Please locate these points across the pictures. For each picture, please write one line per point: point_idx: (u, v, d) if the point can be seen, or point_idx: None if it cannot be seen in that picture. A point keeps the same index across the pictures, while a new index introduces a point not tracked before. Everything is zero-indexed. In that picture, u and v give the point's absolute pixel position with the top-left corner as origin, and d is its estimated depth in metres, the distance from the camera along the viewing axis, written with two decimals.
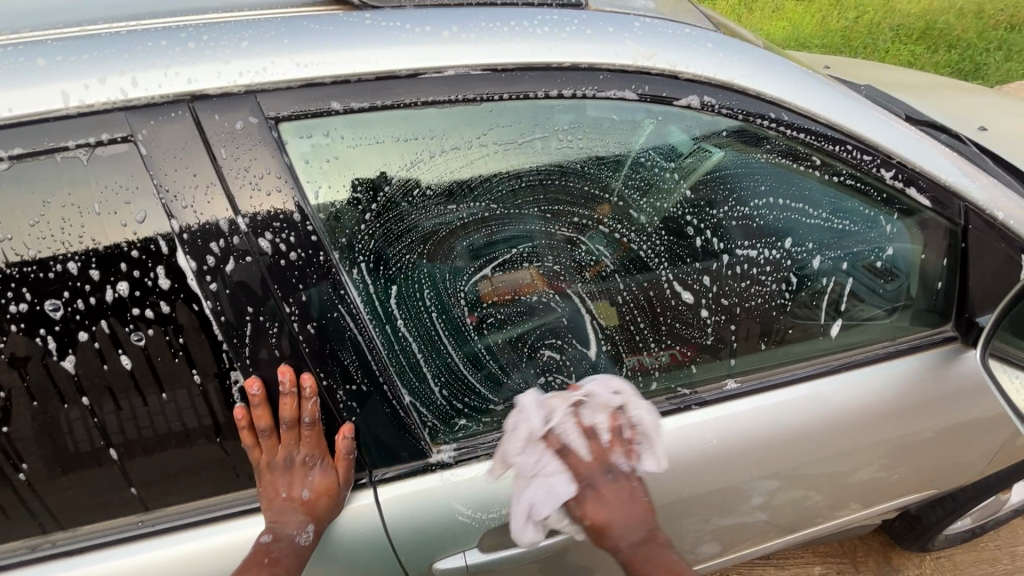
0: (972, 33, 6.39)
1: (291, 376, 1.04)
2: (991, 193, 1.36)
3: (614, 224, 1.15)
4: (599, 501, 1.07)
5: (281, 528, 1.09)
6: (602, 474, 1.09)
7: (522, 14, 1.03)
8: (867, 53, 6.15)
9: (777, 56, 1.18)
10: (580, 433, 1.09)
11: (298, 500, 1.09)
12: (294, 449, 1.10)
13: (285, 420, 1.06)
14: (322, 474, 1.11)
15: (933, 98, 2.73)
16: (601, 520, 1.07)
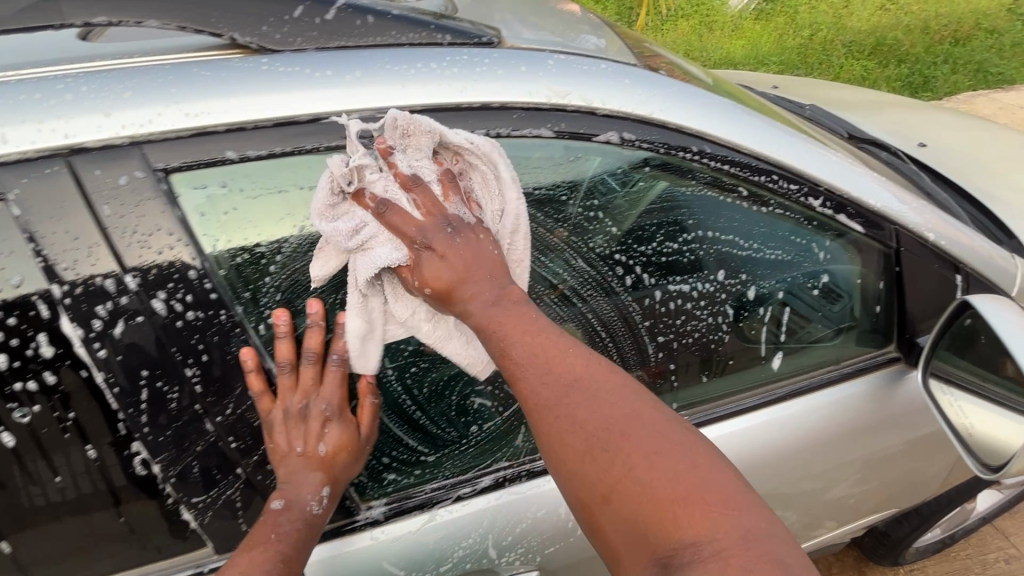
0: (920, 49, 6.66)
1: (320, 308, 0.97)
2: (922, 214, 1.37)
3: (541, 263, 1.11)
4: (431, 261, 0.94)
5: (294, 490, 0.99)
6: (439, 227, 0.95)
7: (430, 55, 1.00)
8: (821, 70, 6.35)
9: (696, 90, 1.18)
10: (400, 188, 0.94)
11: (312, 456, 1.00)
12: (314, 397, 0.99)
13: (310, 356, 0.98)
14: (342, 427, 1.01)
15: (878, 115, 2.80)
16: (443, 281, 0.93)
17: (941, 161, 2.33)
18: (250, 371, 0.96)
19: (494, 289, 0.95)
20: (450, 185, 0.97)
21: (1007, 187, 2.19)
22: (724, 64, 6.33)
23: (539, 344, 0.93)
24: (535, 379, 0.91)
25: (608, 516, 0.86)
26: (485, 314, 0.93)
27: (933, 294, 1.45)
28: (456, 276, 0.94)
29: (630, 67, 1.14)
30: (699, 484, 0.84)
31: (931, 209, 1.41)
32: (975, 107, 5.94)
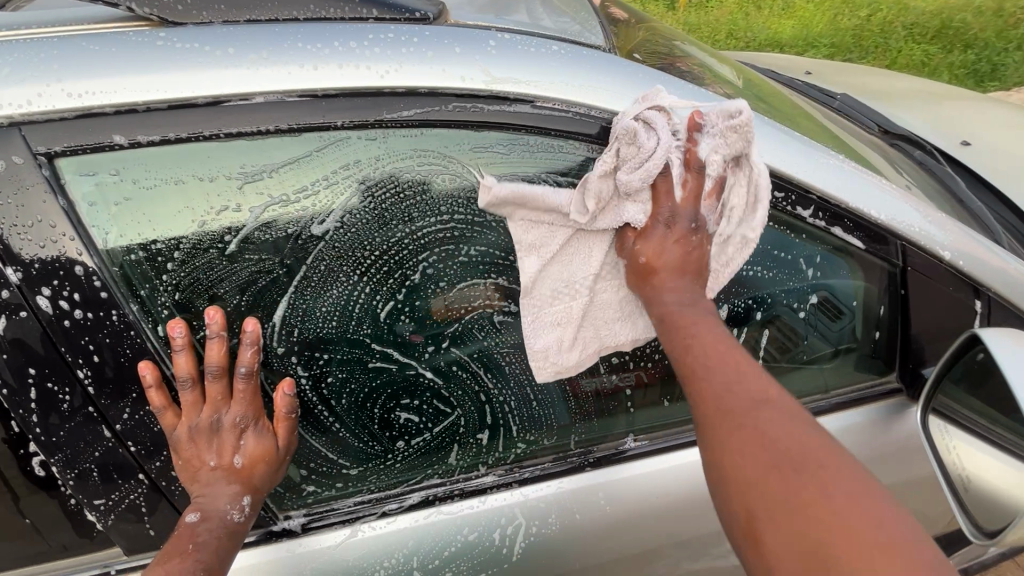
0: (991, 33, 6.06)
1: (222, 318, 0.90)
2: (937, 230, 1.19)
3: (475, 272, 1.00)
4: (661, 241, 1.01)
5: (209, 504, 0.93)
6: (687, 216, 1.00)
7: (352, 32, 0.89)
8: (878, 54, 5.86)
9: (667, 83, 1.04)
10: (682, 165, 0.98)
11: (227, 468, 0.95)
12: (226, 408, 0.93)
13: (214, 369, 0.91)
14: (258, 437, 0.96)
15: (921, 108, 2.53)
16: (659, 259, 1.01)
17: (985, 162, 2.07)
18: (148, 386, 0.88)
19: (681, 298, 1.01)
20: (718, 184, 1.00)
21: None
22: (770, 45, 5.92)
23: (719, 358, 0.94)
24: (723, 383, 0.91)
25: (774, 540, 0.76)
26: (674, 306, 1.00)
27: (946, 319, 1.26)
28: (671, 261, 1.02)
29: (589, 49, 0.99)
30: (891, 539, 0.71)
31: (951, 225, 1.23)
32: None
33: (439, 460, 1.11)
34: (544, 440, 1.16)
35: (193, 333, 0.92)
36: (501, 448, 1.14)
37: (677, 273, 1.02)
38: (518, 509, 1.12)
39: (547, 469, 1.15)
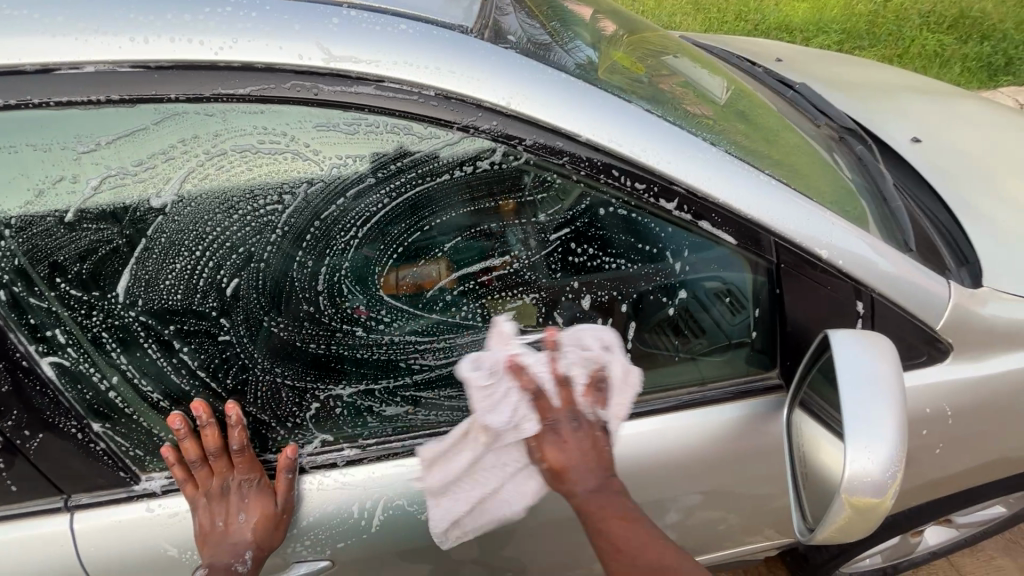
0: (1010, 24, 5.82)
1: (208, 408, 1.07)
2: (814, 230, 1.17)
3: (325, 251, 1.01)
4: (568, 437, 1.08)
5: (218, 560, 1.07)
6: (567, 418, 1.09)
7: (192, 5, 0.90)
8: (889, 42, 5.66)
9: (528, 65, 1.01)
10: (552, 378, 1.09)
11: (233, 528, 1.08)
12: (234, 475, 1.10)
13: (213, 450, 1.07)
14: (261, 497, 1.09)
15: (888, 102, 2.46)
16: (561, 463, 1.07)
17: (936, 160, 2.00)
18: (172, 465, 1.07)
19: (594, 480, 1.06)
20: (593, 383, 1.13)
21: (1006, 197, 1.86)
22: (779, 29, 5.74)
23: (624, 535, 1.02)
24: (634, 558, 1.01)
25: None
26: (589, 495, 1.05)
27: (824, 318, 1.26)
28: (573, 459, 1.07)
29: (443, 31, 0.98)
30: None
31: (834, 224, 1.20)
32: None
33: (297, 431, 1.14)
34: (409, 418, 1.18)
35: (190, 420, 1.08)
36: (361, 424, 1.16)
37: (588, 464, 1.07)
38: (380, 482, 1.15)
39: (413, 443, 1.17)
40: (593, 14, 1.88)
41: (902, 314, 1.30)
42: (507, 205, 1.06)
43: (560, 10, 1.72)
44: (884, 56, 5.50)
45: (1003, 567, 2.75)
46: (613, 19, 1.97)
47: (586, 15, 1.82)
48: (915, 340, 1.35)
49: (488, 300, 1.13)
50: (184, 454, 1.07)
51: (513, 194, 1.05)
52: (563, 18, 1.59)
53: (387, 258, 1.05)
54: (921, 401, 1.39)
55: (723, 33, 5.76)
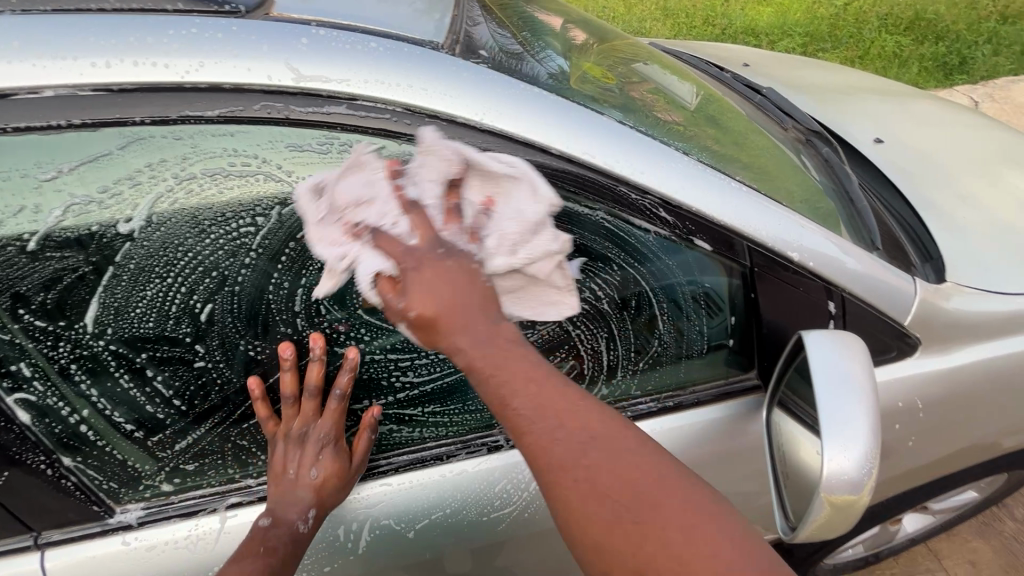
0: (963, 25, 6.07)
1: (322, 345, 1.05)
2: (786, 233, 1.20)
3: (302, 273, 1.00)
4: (432, 279, 0.90)
5: (281, 511, 1.05)
6: (429, 247, 0.93)
7: (156, 25, 0.88)
8: (850, 44, 5.85)
9: (501, 77, 1.02)
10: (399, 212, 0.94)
11: (303, 481, 1.05)
12: (315, 424, 1.08)
13: (310, 390, 1.07)
14: (335, 455, 1.08)
15: (850, 103, 2.55)
16: (430, 309, 0.90)
17: (897, 159, 2.08)
18: (256, 399, 1.06)
19: (479, 342, 0.90)
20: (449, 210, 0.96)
21: (965, 194, 1.93)
22: (745, 33, 5.88)
23: (518, 404, 0.87)
24: (543, 437, 0.85)
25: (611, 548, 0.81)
26: (478, 354, 0.89)
27: (797, 318, 1.30)
28: (444, 304, 0.90)
29: (413, 46, 0.98)
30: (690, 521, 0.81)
31: (805, 227, 1.24)
32: (1009, 94, 5.44)
33: None
34: (394, 435, 1.18)
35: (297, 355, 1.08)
36: None
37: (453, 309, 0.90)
38: (372, 502, 1.14)
39: (402, 460, 1.17)
40: (564, 23, 1.91)
41: (870, 312, 1.34)
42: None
43: (531, 20, 1.73)
44: (846, 58, 5.69)
45: (976, 549, 2.85)
46: (584, 28, 2.00)
47: (557, 25, 1.84)
48: (885, 337, 1.40)
49: None
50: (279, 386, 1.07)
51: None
52: (534, 29, 1.60)
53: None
54: (894, 395, 1.44)
55: (691, 38, 5.89)
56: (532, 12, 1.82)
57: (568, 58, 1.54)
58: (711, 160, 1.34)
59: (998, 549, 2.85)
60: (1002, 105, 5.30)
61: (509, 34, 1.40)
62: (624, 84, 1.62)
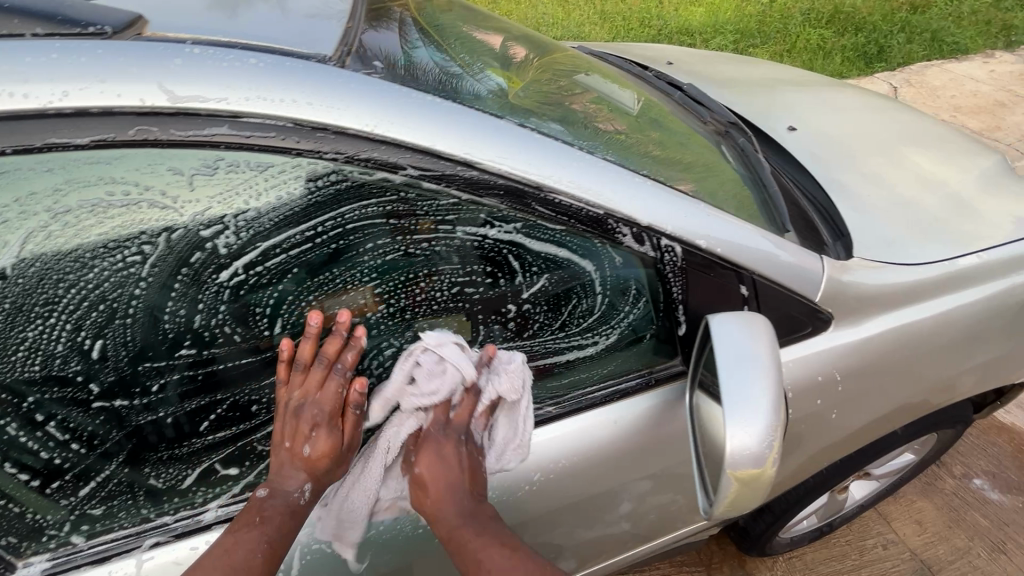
0: (877, 16, 6.46)
1: (341, 321, 1.03)
2: (693, 222, 1.24)
3: (201, 300, 0.97)
4: (430, 450, 1.15)
5: (280, 482, 1.06)
6: (458, 431, 1.16)
7: (15, 52, 0.84)
8: (778, 39, 6.14)
9: (393, 87, 1.02)
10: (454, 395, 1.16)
11: (299, 453, 1.05)
12: (314, 399, 1.04)
13: (319, 363, 1.03)
14: (328, 434, 1.05)
15: (766, 94, 2.67)
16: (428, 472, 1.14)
17: (809, 146, 2.19)
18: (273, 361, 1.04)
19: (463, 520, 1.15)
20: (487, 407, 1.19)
21: (870, 174, 2.05)
22: (681, 33, 6.09)
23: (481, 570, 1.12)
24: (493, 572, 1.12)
25: None
26: (448, 521, 1.14)
27: (713, 304, 1.34)
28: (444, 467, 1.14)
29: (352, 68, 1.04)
30: None
31: (712, 215, 1.29)
32: (923, 79, 5.82)
33: (200, 487, 1.07)
34: None
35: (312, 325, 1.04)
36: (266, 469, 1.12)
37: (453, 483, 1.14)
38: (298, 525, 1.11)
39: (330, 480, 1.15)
40: (503, 40, 1.94)
41: (783, 289, 1.40)
42: (386, 222, 1.05)
43: (441, 29, 1.74)
44: (775, 52, 5.95)
45: (922, 509, 3.01)
46: (525, 43, 2.04)
47: (500, 45, 1.88)
48: (797, 313, 1.46)
49: (387, 327, 1.13)
50: (291, 353, 1.04)
51: (390, 215, 1.04)
52: (467, 46, 1.68)
53: (269, 295, 1.01)
54: (814, 368, 1.51)
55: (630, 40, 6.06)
56: (472, 31, 1.89)
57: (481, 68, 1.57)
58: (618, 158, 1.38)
59: (941, 506, 3.01)
60: (918, 89, 5.66)
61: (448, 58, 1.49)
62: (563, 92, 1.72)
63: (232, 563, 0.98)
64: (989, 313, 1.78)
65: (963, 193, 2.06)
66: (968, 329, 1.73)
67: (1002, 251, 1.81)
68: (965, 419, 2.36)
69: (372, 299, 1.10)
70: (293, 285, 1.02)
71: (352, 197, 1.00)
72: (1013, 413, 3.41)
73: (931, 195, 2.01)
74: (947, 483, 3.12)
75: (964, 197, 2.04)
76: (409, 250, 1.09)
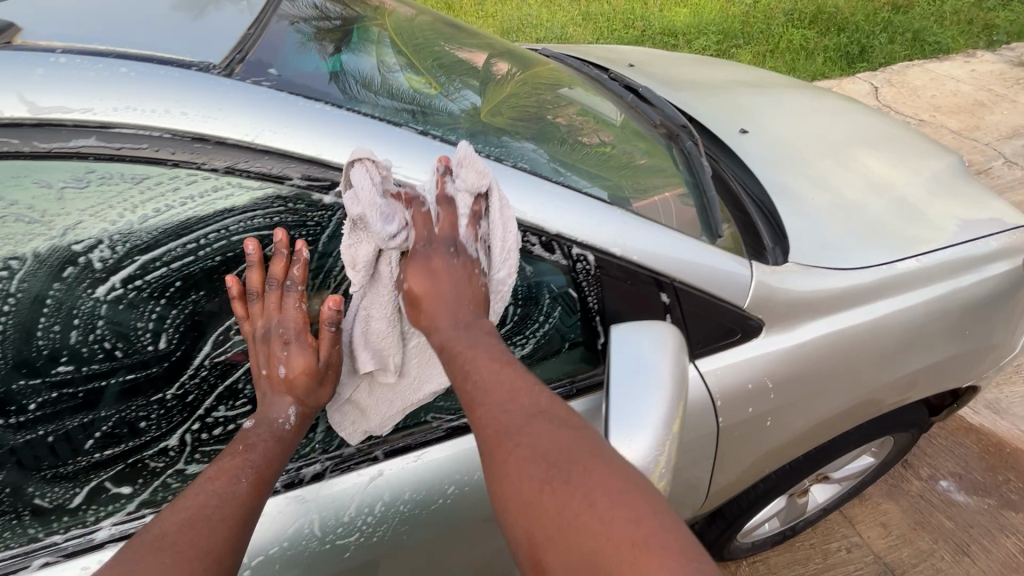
0: (860, 16, 6.43)
1: (285, 238, 1.02)
2: (603, 229, 1.23)
3: (75, 314, 0.94)
4: (420, 274, 1.12)
5: (264, 412, 1.06)
6: (444, 244, 1.14)
7: None
8: (760, 40, 6.13)
9: (280, 96, 1.00)
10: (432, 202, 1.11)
11: (275, 377, 1.05)
12: (275, 320, 1.03)
13: (269, 281, 1.02)
14: (301, 351, 1.05)
15: (724, 97, 2.66)
16: (418, 290, 1.12)
17: (758, 150, 2.17)
18: (227, 297, 1.02)
19: (472, 340, 1.09)
20: (473, 214, 1.13)
21: (815, 176, 2.04)
22: (664, 34, 6.08)
23: (472, 381, 1.03)
24: (493, 406, 1.00)
25: (554, 564, 0.85)
26: (448, 335, 1.08)
27: (632, 313, 1.32)
28: (435, 289, 1.12)
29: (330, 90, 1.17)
30: (620, 531, 0.83)
31: (625, 222, 1.27)
32: (904, 79, 5.80)
33: (91, 506, 1.04)
34: None
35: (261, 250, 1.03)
36: (162, 486, 1.08)
37: (465, 317, 1.12)
38: None
39: None
40: (486, 58, 2.03)
41: (707, 297, 1.39)
42: (276, 232, 1.02)
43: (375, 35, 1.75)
44: (757, 53, 5.93)
45: (888, 511, 2.98)
46: (508, 59, 2.11)
47: (482, 62, 1.98)
48: (726, 320, 1.45)
49: None
50: (244, 283, 1.03)
51: (279, 227, 1.02)
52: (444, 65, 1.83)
53: (150, 311, 0.97)
54: (743, 376, 1.49)
55: (614, 41, 6.05)
56: (458, 50, 2.02)
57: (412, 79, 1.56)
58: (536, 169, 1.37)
59: (907, 509, 2.98)
60: (899, 89, 5.63)
61: (424, 79, 1.65)
62: (542, 104, 1.90)
63: (218, 488, 0.95)
64: (931, 317, 1.75)
65: (912, 196, 2.04)
66: (906, 334, 1.72)
67: (943, 255, 1.80)
68: (921, 422, 2.34)
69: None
70: (173, 299, 0.98)
71: (236, 208, 0.98)
72: (982, 413, 3.33)
73: (877, 198, 1.98)
74: (913, 484, 3.09)
75: (912, 200, 2.02)
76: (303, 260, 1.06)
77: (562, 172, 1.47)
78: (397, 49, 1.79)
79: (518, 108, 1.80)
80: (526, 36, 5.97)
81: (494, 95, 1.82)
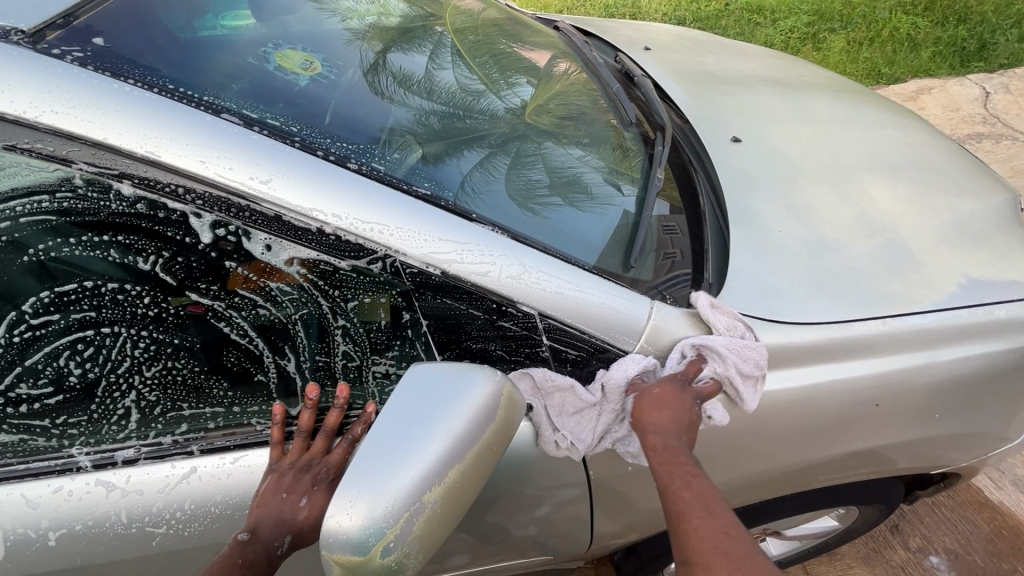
0: (989, 6, 5.07)
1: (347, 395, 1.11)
2: (442, 248, 1.09)
3: None
4: (675, 396, 1.20)
5: (262, 530, 1.05)
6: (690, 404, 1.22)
7: None
8: (861, 21, 5.12)
9: (81, 75, 0.96)
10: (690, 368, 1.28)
11: (292, 512, 1.06)
12: (318, 461, 1.10)
13: (326, 429, 1.10)
14: (327, 497, 1.09)
15: (743, 96, 2.32)
16: (657, 398, 1.19)
17: (744, 164, 1.87)
18: (274, 422, 1.10)
19: (670, 438, 1.16)
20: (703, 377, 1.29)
21: (802, 203, 1.73)
22: (747, 9, 5.34)
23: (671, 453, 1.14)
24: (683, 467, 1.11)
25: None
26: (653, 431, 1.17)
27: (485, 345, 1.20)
28: (665, 410, 1.19)
29: (334, 90, 1.32)
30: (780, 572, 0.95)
31: (478, 244, 1.12)
32: None
33: None
34: (31, 444, 1.09)
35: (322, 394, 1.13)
36: None
37: (676, 432, 1.17)
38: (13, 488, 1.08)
39: (39, 469, 1.09)
40: (550, 58, 2.14)
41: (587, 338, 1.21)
42: (67, 218, 0.98)
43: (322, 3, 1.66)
44: (853, 40, 5.00)
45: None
46: (569, 59, 2.20)
47: (544, 63, 2.09)
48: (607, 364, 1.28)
49: (84, 330, 1.06)
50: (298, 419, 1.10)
51: (67, 212, 0.98)
52: (501, 66, 1.92)
53: None
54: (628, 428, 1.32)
55: (689, 12, 5.40)
56: (519, 51, 2.09)
57: (328, 58, 1.43)
58: (400, 174, 1.16)
59: None
60: (1017, 97, 4.49)
61: (477, 76, 1.78)
62: (597, 105, 1.94)
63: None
64: (883, 396, 1.49)
65: (917, 243, 1.69)
66: (846, 408, 1.47)
67: (919, 321, 1.52)
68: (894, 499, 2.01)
69: (53, 299, 1.03)
70: None
71: (22, 190, 0.96)
72: (1003, 488, 2.48)
73: (866, 240, 1.66)
74: (896, 553, 2.36)
75: (913, 247, 1.67)
76: (94, 251, 1.01)
77: (611, 185, 1.62)
78: (455, 49, 1.86)
79: (562, 110, 1.84)
80: (595, 3, 5.59)
81: (545, 91, 1.89)
